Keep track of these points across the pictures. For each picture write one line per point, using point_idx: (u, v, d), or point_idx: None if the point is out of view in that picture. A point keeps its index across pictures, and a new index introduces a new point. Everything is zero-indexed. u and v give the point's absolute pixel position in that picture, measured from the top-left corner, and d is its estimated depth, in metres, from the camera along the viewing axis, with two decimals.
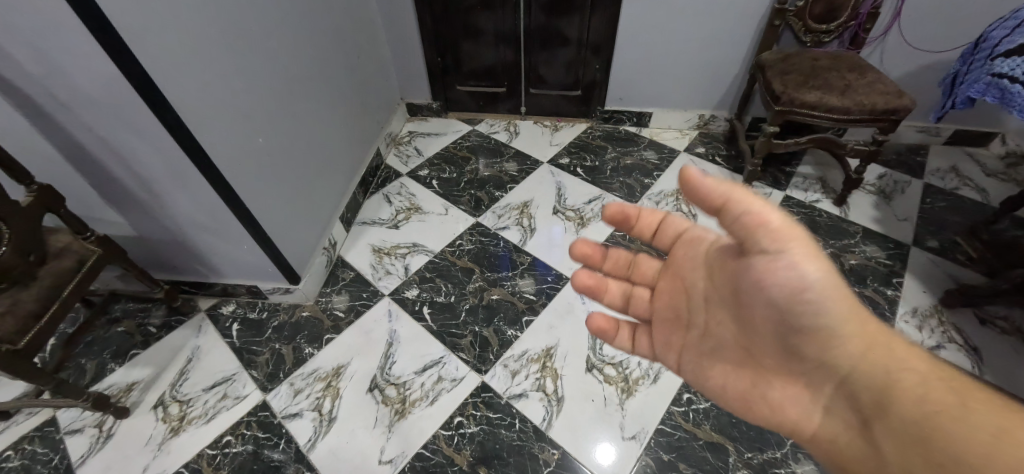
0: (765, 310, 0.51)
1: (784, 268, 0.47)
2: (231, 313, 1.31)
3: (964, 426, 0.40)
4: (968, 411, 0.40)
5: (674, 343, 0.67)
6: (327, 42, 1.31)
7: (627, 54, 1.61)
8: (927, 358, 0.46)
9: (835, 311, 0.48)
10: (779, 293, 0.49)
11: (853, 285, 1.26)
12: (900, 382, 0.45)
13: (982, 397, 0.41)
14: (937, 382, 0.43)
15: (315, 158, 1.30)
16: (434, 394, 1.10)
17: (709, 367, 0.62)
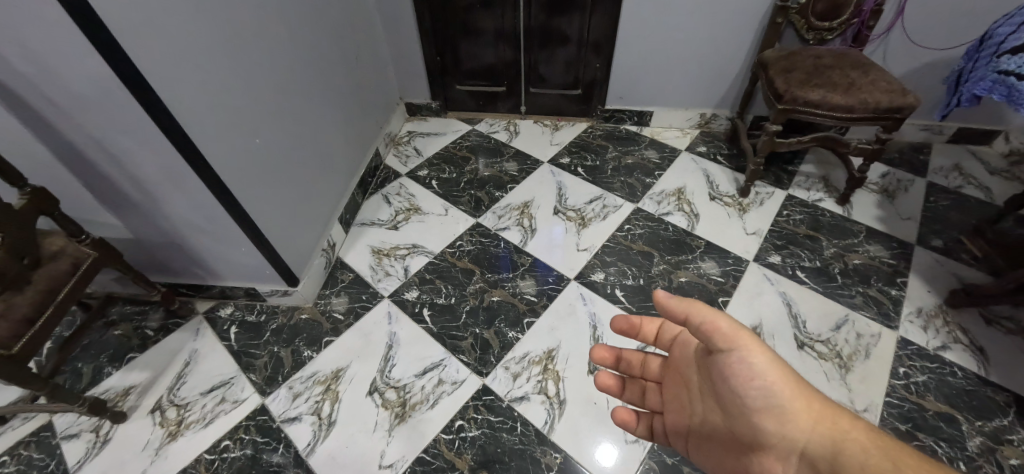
0: (730, 396, 0.58)
1: (738, 362, 0.56)
2: (229, 316, 1.30)
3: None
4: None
5: (678, 431, 0.69)
6: (325, 42, 1.30)
7: (627, 53, 1.60)
8: (875, 432, 0.51)
9: (786, 392, 0.55)
10: (739, 380, 0.56)
11: (857, 285, 1.25)
12: (850, 455, 0.50)
13: (919, 467, 0.46)
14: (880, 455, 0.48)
15: (313, 159, 1.29)
16: (435, 398, 1.09)
17: (707, 452, 0.64)
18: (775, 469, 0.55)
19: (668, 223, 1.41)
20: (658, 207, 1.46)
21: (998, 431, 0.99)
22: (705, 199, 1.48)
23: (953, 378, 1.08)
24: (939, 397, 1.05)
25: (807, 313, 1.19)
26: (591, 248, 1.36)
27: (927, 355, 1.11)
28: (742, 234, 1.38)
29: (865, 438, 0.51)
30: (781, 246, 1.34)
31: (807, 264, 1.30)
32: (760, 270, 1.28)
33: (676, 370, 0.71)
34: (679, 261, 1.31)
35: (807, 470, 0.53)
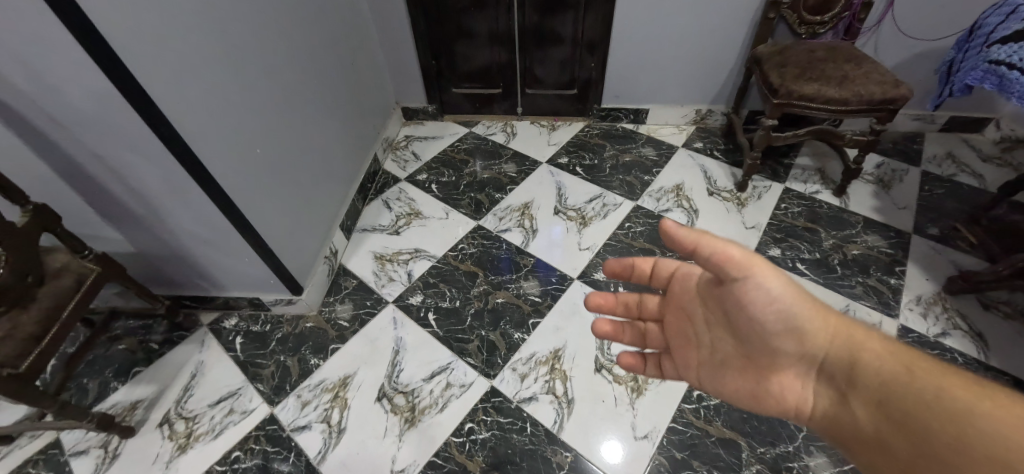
0: (745, 319, 0.58)
1: (754, 288, 0.55)
2: (234, 327, 1.30)
3: (923, 396, 0.48)
4: (922, 381, 0.49)
5: (684, 363, 0.70)
6: (320, 48, 1.30)
7: (622, 52, 1.61)
8: (882, 337, 0.55)
9: (802, 314, 0.55)
10: (756, 306, 0.56)
11: (857, 275, 1.26)
12: (866, 363, 0.53)
13: (933, 367, 0.50)
14: (893, 360, 0.52)
15: (312, 167, 1.29)
16: (444, 401, 1.09)
17: (714, 380, 0.65)
18: (792, 383, 0.58)
19: (668, 220, 1.42)
20: (657, 204, 1.47)
21: None
22: (704, 195, 1.49)
23: (954, 364, 1.09)
24: None
25: None
26: (593, 247, 1.37)
27: (928, 342, 1.13)
28: (742, 228, 1.39)
29: (875, 344, 0.54)
30: (781, 239, 1.36)
31: (807, 256, 1.31)
32: None
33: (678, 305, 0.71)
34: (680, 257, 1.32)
35: (823, 379, 0.56)
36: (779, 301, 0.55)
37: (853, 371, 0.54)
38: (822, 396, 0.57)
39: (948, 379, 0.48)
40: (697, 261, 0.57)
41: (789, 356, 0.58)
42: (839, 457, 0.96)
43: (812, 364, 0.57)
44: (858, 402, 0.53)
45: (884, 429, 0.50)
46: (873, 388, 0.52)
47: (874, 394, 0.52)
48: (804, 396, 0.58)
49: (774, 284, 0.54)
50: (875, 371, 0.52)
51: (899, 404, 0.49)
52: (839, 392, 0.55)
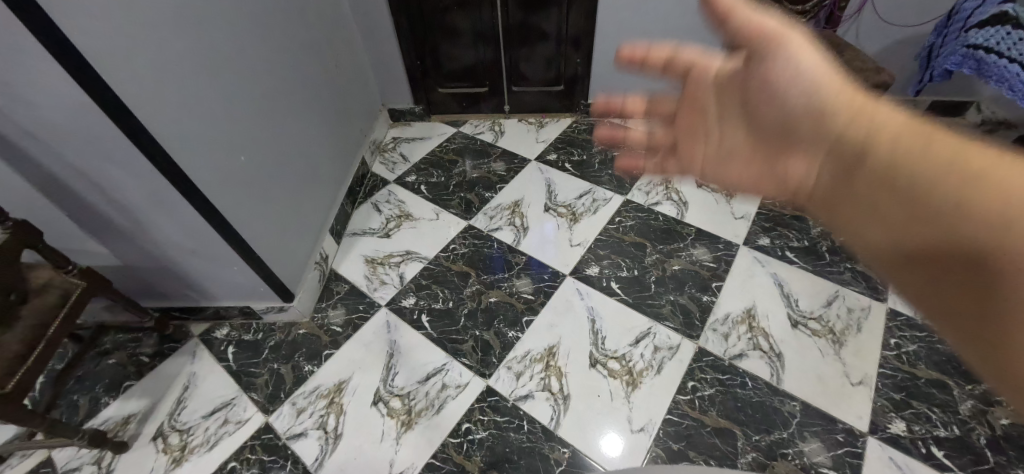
0: (790, 89, 0.47)
1: (781, 65, 0.46)
2: (226, 336, 1.29)
3: (933, 164, 0.35)
4: (934, 148, 0.36)
5: (694, 155, 0.63)
6: (303, 52, 1.28)
7: (607, 46, 1.61)
8: (942, 128, 0.37)
9: (810, 87, 0.45)
10: (782, 83, 0.47)
11: (845, 261, 1.28)
12: (880, 140, 0.40)
13: (935, 141, 0.36)
14: (912, 133, 0.38)
15: (299, 172, 1.28)
16: (440, 403, 1.09)
17: (731, 167, 0.58)
18: (801, 165, 0.49)
19: (658, 213, 1.43)
20: (647, 198, 1.48)
21: (988, 394, 1.03)
22: (693, 187, 1.50)
23: (942, 345, 1.11)
24: (930, 364, 1.08)
25: (798, 292, 1.22)
26: (584, 242, 1.37)
27: (916, 324, 1.15)
28: (731, 219, 1.40)
29: (900, 121, 0.40)
30: (770, 228, 1.37)
31: (795, 244, 1.32)
32: (751, 253, 1.31)
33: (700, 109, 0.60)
34: (671, 249, 1.33)
35: (829, 156, 0.45)
36: (806, 75, 0.45)
37: (867, 151, 0.41)
38: (824, 170, 0.46)
39: (972, 151, 0.34)
40: (723, 33, 0.47)
41: (805, 134, 0.47)
42: (832, 442, 0.98)
43: (822, 144, 0.45)
44: (861, 171, 0.41)
45: (884, 217, 0.38)
46: (874, 169, 0.40)
47: (889, 176, 0.38)
48: (810, 179, 0.48)
49: (807, 58, 0.45)
50: (893, 149, 0.39)
51: (900, 186, 0.37)
52: (836, 171, 0.45)
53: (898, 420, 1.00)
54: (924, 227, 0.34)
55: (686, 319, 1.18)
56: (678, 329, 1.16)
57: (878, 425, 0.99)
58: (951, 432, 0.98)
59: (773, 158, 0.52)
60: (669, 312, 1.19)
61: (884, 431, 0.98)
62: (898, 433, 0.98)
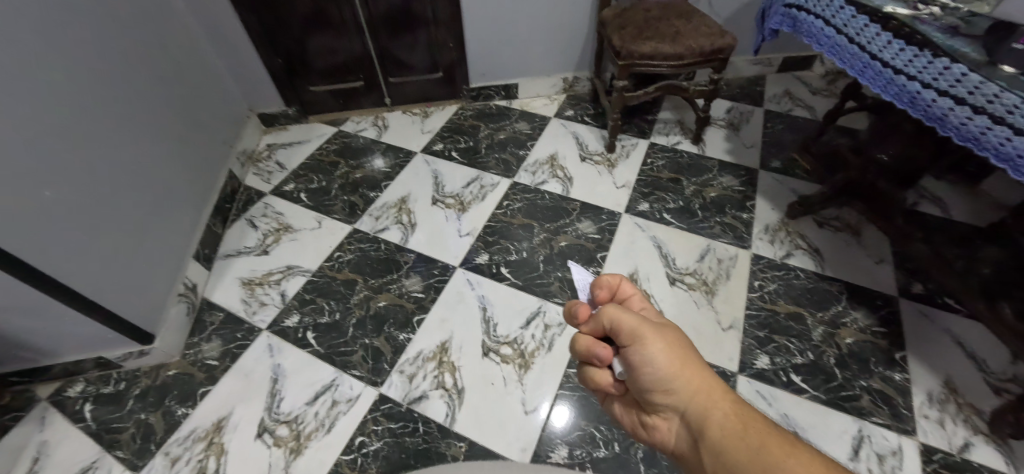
0: (630, 383, 0.57)
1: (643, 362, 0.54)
2: (80, 394, 1.12)
3: (750, 455, 0.42)
4: (752, 439, 0.44)
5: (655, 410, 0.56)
6: (126, 60, 1.11)
7: (479, 28, 1.57)
8: (733, 395, 0.50)
9: (670, 368, 0.53)
10: (632, 369, 0.55)
11: (715, 215, 1.37)
12: (706, 423, 0.49)
13: (765, 428, 0.44)
14: (735, 419, 0.47)
15: (142, 199, 1.12)
16: (331, 421, 1.03)
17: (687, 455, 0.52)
18: (665, 432, 0.55)
19: (544, 191, 1.44)
20: (533, 178, 1.48)
21: (836, 317, 1.15)
22: (577, 162, 1.53)
23: (798, 280, 1.22)
24: (788, 299, 1.19)
25: (675, 251, 1.28)
26: (473, 231, 1.35)
27: (776, 265, 1.25)
28: (613, 188, 1.44)
29: (713, 382, 0.52)
30: (648, 193, 1.43)
31: (671, 206, 1.39)
32: (632, 220, 1.35)
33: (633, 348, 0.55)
34: (558, 226, 1.35)
35: (684, 429, 0.52)
36: (646, 369, 0.54)
37: (686, 412, 0.52)
38: (682, 445, 0.53)
39: (772, 436, 0.43)
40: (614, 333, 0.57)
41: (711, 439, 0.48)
42: None
43: (677, 414, 0.53)
44: (705, 460, 0.48)
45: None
46: (713, 452, 0.47)
47: (707, 440, 0.48)
48: (671, 448, 0.55)
49: (623, 318, 0.56)
50: (714, 450, 0.47)
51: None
52: (694, 445, 0.50)
53: (764, 356, 1.09)
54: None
55: (574, 292, 1.20)
56: (566, 304, 1.18)
57: (747, 363, 1.08)
58: (807, 358, 1.09)
59: (642, 427, 0.60)
60: (558, 288, 1.21)
61: (752, 368, 1.07)
62: (763, 368, 1.07)
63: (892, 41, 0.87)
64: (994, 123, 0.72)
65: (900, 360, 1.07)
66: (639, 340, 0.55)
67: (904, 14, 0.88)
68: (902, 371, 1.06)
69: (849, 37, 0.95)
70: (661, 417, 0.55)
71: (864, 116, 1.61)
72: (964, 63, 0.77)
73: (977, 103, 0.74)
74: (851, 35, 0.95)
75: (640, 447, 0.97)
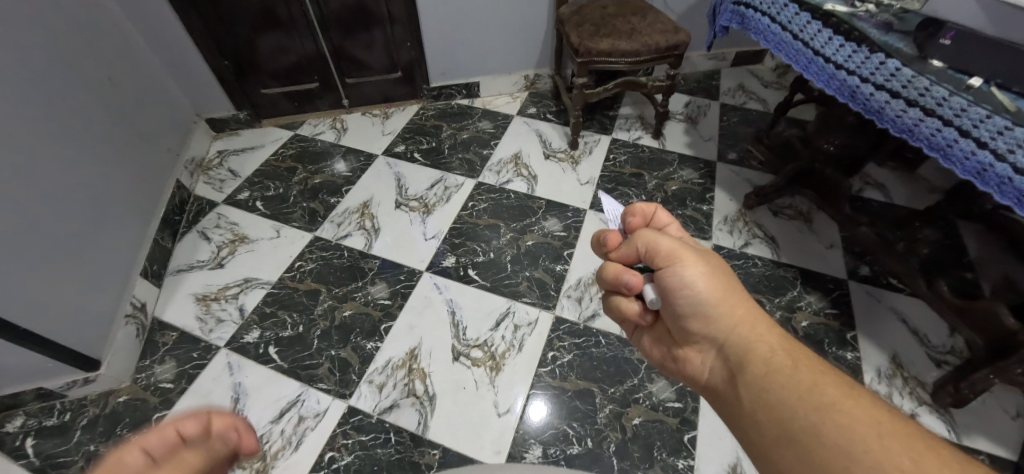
0: (664, 309, 0.58)
1: (677, 285, 0.55)
2: (19, 429, 1.03)
3: (802, 388, 0.44)
4: (804, 375, 0.45)
5: (686, 339, 0.58)
6: (48, 64, 1.01)
7: (437, 26, 1.54)
8: (779, 331, 0.51)
9: (713, 301, 0.54)
10: (667, 293, 0.56)
11: (677, 208, 1.40)
12: (745, 352, 0.51)
13: (820, 367, 0.46)
14: (785, 353, 0.48)
15: (75, 215, 1.03)
16: (298, 438, 1.00)
17: (716, 384, 0.54)
18: (696, 362, 0.57)
19: (509, 191, 1.44)
20: (498, 177, 1.48)
21: (792, 302, 1.21)
22: (541, 160, 1.53)
23: (755, 268, 1.27)
24: (747, 287, 1.23)
25: None
26: (439, 234, 1.34)
27: (735, 254, 1.30)
28: (577, 185, 1.45)
29: (757, 316, 0.53)
30: (612, 189, 1.45)
31: (635, 200, 1.42)
32: (597, 216, 1.37)
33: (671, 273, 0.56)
34: (525, 225, 1.35)
35: (719, 360, 0.54)
36: (679, 293, 0.55)
37: (725, 343, 0.53)
38: (716, 378, 0.54)
39: (827, 377, 0.44)
40: (652, 258, 0.58)
41: (753, 369, 0.49)
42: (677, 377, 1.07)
43: (714, 345, 0.54)
44: (742, 388, 0.49)
45: (755, 423, 0.46)
46: (755, 380, 0.48)
47: (749, 372, 0.49)
48: (701, 380, 0.57)
49: (659, 242, 0.57)
50: (751, 377, 0.48)
51: (791, 421, 0.42)
52: (729, 375, 0.52)
53: None
54: (771, 422, 0.44)
55: (542, 291, 1.21)
56: (535, 303, 1.19)
57: None
58: None
59: (671, 357, 0.61)
60: (526, 288, 1.22)
61: None
62: None
63: (833, 37, 0.91)
64: (925, 114, 0.77)
65: (851, 339, 1.14)
66: (674, 265, 0.56)
67: (843, 11, 0.92)
68: (853, 350, 1.12)
69: (793, 35, 0.99)
70: (692, 345, 0.57)
71: (812, 106, 1.69)
72: (898, 58, 0.81)
73: (909, 96, 0.79)
74: (795, 32, 0.98)
75: (611, 441, 0.99)
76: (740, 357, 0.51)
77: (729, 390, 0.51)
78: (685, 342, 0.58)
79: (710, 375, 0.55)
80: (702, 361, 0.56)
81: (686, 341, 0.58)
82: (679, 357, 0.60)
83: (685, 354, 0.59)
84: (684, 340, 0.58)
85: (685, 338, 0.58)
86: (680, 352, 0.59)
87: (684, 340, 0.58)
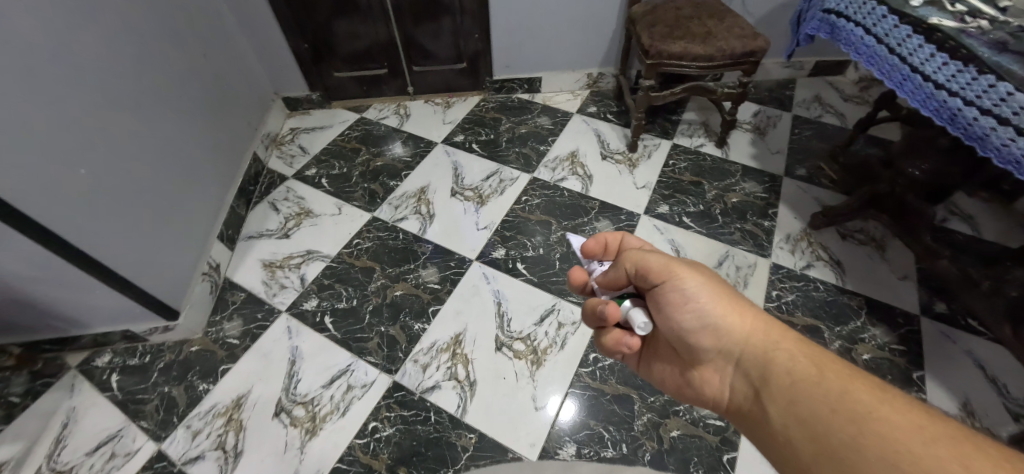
0: (670, 324, 0.61)
1: (685, 300, 0.59)
2: (107, 364, 1.16)
3: (830, 391, 0.46)
4: (828, 378, 0.48)
5: (700, 360, 0.61)
6: (159, 41, 1.13)
7: (505, 20, 1.56)
8: (792, 335, 0.55)
9: (720, 315, 0.58)
10: (674, 308, 0.60)
11: (736, 222, 1.35)
12: (767, 363, 0.54)
13: (841, 367, 0.49)
14: (804, 358, 0.51)
15: (170, 178, 1.14)
16: (346, 405, 1.06)
17: (740, 403, 0.57)
18: (713, 379, 0.60)
19: (563, 189, 1.44)
20: (553, 174, 1.48)
21: (854, 332, 1.14)
22: (597, 160, 1.52)
23: (816, 292, 1.21)
24: (806, 311, 1.17)
25: (692, 256, 1.27)
26: (490, 225, 1.36)
27: (796, 275, 1.24)
28: (633, 189, 1.43)
29: (767, 322, 0.57)
30: (669, 195, 1.41)
31: (692, 209, 1.38)
32: (651, 221, 1.35)
33: (672, 290, 0.60)
34: (576, 225, 1.35)
35: (740, 373, 0.57)
36: (686, 310, 0.59)
37: (744, 355, 0.56)
38: (739, 394, 0.57)
39: (849, 376, 0.47)
40: (651, 275, 0.61)
41: (776, 379, 0.52)
42: None
43: (732, 359, 0.58)
44: (768, 403, 0.52)
45: (787, 435, 0.48)
46: (782, 390, 0.51)
47: (775, 382, 0.52)
48: (722, 395, 0.59)
49: (652, 260, 0.61)
50: (777, 388, 0.51)
51: (828, 427, 0.44)
52: (754, 387, 0.55)
53: None
54: (806, 430, 0.46)
55: None
56: (581, 303, 1.19)
57: None
58: None
59: (681, 379, 0.65)
60: None
61: None
62: None
63: (935, 54, 0.84)
64: None
65: (917, 379, 1.06)
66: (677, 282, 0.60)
67: (950, 26, 0.84)
68: (918, 391, 1.04)
69: (890, 48, 0.92)
70: (708, 366, 0.60)
71: (897, 125, 1.56)
72: (1011, 81, 0.74)
73: (1021, 125, 0.72)
74: (892, 46, 0.92)
75: (647, 450, 0.98)
76: (761, 370, 0.54)
77: (755, 406, 0.54)
78: (700, 365, 0.61)
79: (731, 396, 0.58)
80: (721, 382, 0.59)
81: (702, 363, 0.61)
82: (695, 380, 0.62)
83: (699, 377, 0.61)
84: (700, 362, 0.61)
85: (699, 358, 0.61)
86: (696, 373, 0.62)
87: (699, 361, 0.61)
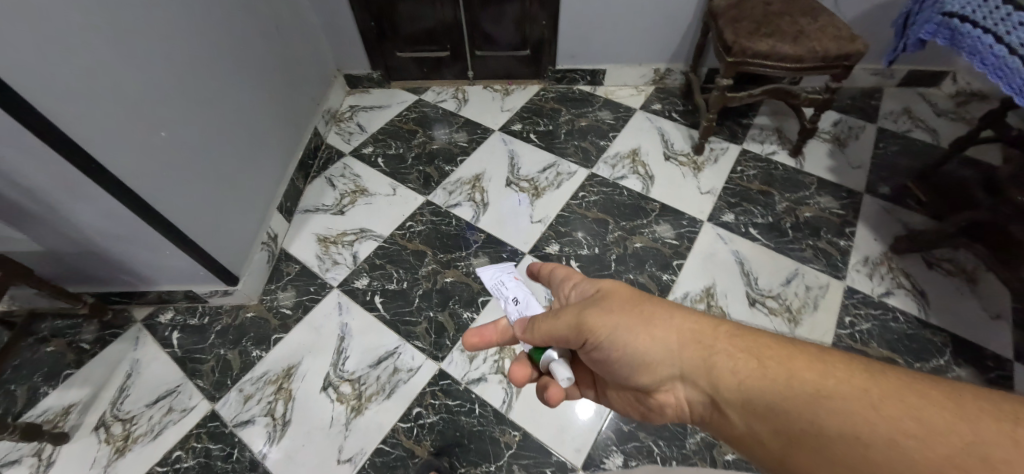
0: (604, 359, 0.57)
1: (610, 339, 0.55)
2: (169, 321, 1.20)
3: (783, 388, 0.44)
4: (775, 370, 0.46)
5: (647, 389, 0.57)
6: (240, 14, 1.15)
7: (575, 8, 1.50)
8: (723, 326, 0.52)
9: (641, 343, 0.54)
10: (603, 351, 0.56)
11: (808, 238, 1.26)
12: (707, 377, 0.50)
13: (783, 353, 0.47)
14: (741, 354, 0.49)
15: (240, 147, 1.17)
16: (391, 387, 1.06)
17: (702, 419, 0.54)
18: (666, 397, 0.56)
19: (623, 187, 1.38)
20: (613, 171, 1.43)
21: (935, 371, 1.04)
22: (660, 160, 1.45)
23: (895, 322, 1.11)
24: (881, 342, 1.08)
25: (758, 270, 1.20)
26: (544, 219, 1.33)
27: (872, 302, 1.15)
28: (697, 194, 1.36)
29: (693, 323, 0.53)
30: (735, 204, 1.34)
31: (760, 221, 1.30)
32: (715, 229, 1.28)
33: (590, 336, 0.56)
34: (634, 226, 1.29)
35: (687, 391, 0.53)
36: (613, 349, 0.56)
37: (684, 374, 0.52)
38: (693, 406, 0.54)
39: (795, 361, 0.45)
40: (563, 334, 0.57)
41: (725, 395, 0.49)
42: None
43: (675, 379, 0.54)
44: (728, 413, 0.49)
45: (764, 447, 0.46)
46: (737, 403, 0.48)
47: (725, 398, 0.49)
48: (681, 409, 0.56)
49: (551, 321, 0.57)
50: (733, 410, 0.48)
51: (799, 430, 0.43)
52: (706, 403, 0.51)
53: None
54: (782, 440, 0.44)
55: None
56: None
57: None
58: None
59: (640, 397, 0.61)
60: None
61: None
62: None
63: None
64: None
65: None
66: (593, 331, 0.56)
67: None
68: None
69: None
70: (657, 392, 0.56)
71: (999, 147, 1.42)
72: None
73: None
74: None
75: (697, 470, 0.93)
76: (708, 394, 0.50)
77: (719, 423, 0.51)
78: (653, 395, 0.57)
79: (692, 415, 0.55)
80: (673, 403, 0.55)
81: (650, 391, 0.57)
82: (653, 405, 0.59)
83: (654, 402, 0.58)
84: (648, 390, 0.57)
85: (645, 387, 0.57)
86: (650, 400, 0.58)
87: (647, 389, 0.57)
